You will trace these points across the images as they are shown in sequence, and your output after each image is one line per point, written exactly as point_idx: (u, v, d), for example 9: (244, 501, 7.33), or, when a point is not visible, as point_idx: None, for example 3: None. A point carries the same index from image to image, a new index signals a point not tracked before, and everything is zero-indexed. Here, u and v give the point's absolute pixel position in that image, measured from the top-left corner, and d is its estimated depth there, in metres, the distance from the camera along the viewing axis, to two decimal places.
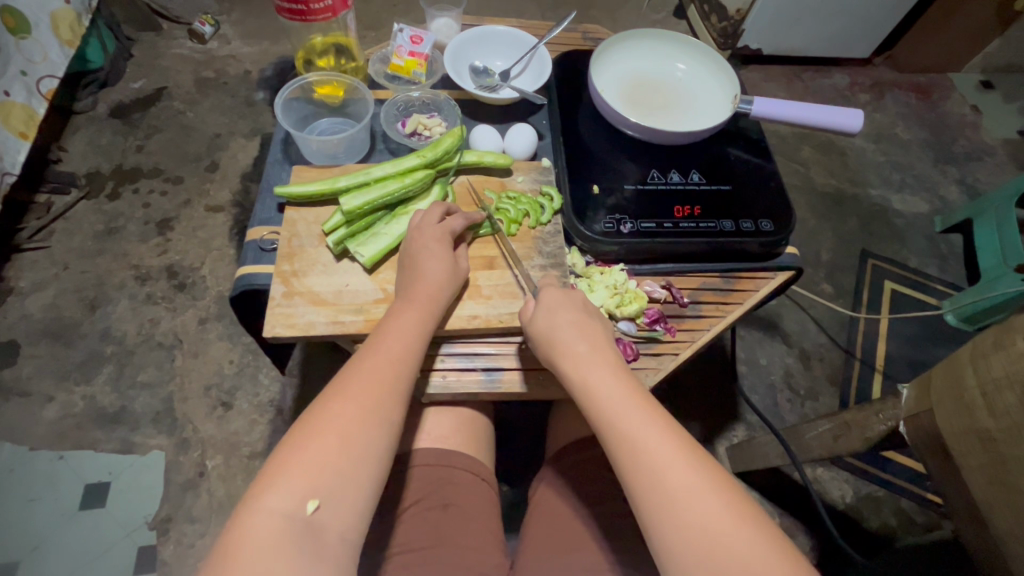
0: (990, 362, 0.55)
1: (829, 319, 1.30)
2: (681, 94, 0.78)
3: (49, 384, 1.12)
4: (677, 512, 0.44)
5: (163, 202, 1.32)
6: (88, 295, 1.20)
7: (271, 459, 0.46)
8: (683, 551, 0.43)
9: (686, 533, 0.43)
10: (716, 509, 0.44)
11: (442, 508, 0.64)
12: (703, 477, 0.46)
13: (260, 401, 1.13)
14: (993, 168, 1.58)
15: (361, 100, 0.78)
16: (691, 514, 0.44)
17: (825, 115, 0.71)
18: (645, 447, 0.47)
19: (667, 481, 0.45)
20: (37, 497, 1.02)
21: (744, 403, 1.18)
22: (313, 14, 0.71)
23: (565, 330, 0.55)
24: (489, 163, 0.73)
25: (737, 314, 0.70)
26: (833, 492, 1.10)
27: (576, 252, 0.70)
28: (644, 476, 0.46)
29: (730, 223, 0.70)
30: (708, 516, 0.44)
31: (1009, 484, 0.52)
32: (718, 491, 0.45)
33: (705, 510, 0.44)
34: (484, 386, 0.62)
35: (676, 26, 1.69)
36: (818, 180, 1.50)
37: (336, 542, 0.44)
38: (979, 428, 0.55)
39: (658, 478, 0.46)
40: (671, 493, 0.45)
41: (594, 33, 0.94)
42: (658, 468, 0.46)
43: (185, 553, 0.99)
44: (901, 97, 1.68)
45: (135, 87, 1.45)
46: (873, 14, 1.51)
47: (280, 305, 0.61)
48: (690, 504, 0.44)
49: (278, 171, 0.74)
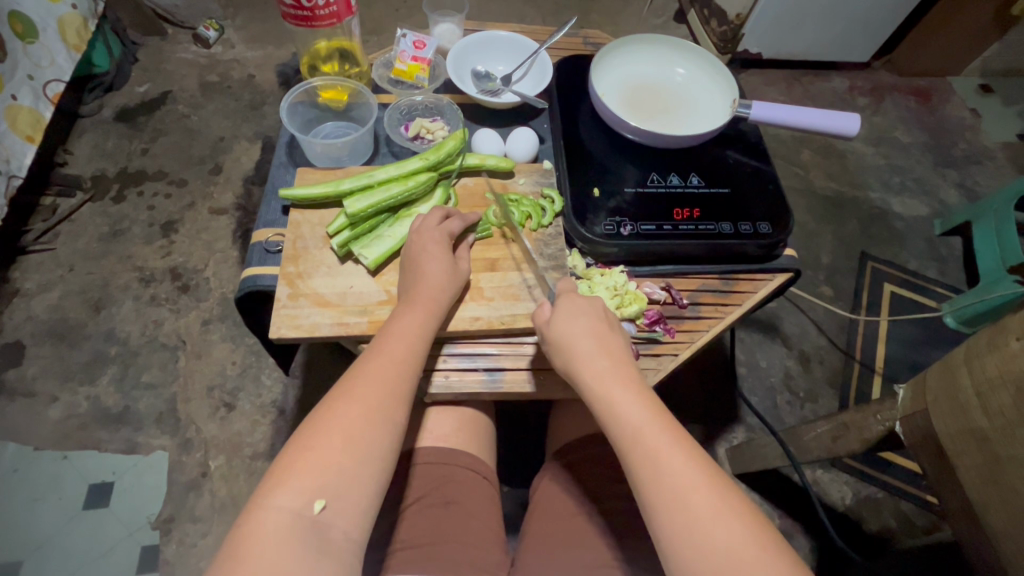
0: (985, 363, 0.56)
1: (828, 321, 1.31)
2: (682, 98, 0.80)
3: (54, 384, 1.13)
4: (693, 530, 0.45)
5: (167, 204, 1.33)
6: (93, 296, 1.22)
7: (281, 455, 0.47)
8: (697, 568, 0.44)
9: (702, 550, 0.44)
10: (732, 526, 0.45)
11: (445, 506, 0.65)
12: (718, 496, 0.46)
13: (263, 403, 1.14)
14: (992, 171, 1.59)
15: (365, 104, 0.80)
16: (707, 530, 0.45)
17: (825, 119, 0.72)
18: (664, 462, 0.48)
19: (686, 498, 0.46)
20: (41, 497, 1.03)
21: (744, 405, 1.18)
22: (319, 20, 0.72)
23: (584, 341, 0.56)
24: (491, 166, 0.74)
25: (736, 315, 0.71)
26: (833, 494, 1.11)
27: (577, 254, 0.71)
28: (661, 491, 0.47)
29: (729, 225, 0.71)
30: (724, 533, 0.44)
31: (1003, 483, 0.53)
32: (735, 511, 0.45)
33: (720, 528, 0.45)
34: (485, 385, 0.63)
35: (676, 30, 1.71)
36: (818, 183, 1.51)
37: (341, 540, 0.45)
38: (973, 427, 0.56)
39: (674, 493, 0.46)
40: (689, 511, 0.45)
41: (595, 38, 0.95)
42: (676, 482, 0.47)
43: (187, 553, 1.00)
44: (900, 101, 1.69)
45: (140, 91, 1.47)
46: (872, 20, 1.52)
47: (286, 306, 0.62)
48: (706, 524, 0.45)
49: (283, 174, 0.75)
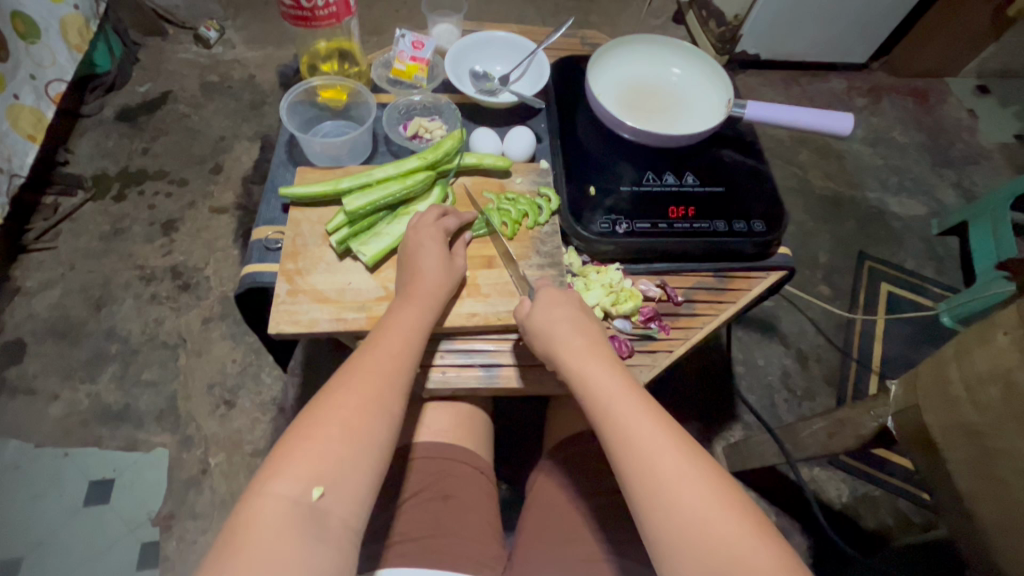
0: (973, 358, 0.56)
1: (825, 320, 1.32)
2: (677, 98, 0.80)
3: (55, 382, 1.13)
4: (668, 500, 0.45)
5: (168, 203, 1.34)
6: (94, 294, 1.22)
7: (278, 445, 0.48)
8: (673, 538, 0.44)
9: (676, 521, 0.44)
10: (706, 495, 0.45)
11: (442, 499, 0.66)
12: (692, 466, 0.47)
13: (263, 400, 1.15)
14: (989, 171, 1.59)
15: (364, 103, 0.80)
16: (683, 502, 0.45)
17: (819, 118, 0.72)
18: (639, 437, 0.48)
19: (660, 470, 0.46)
20: (42, 493, 1.04)
21: (741, 403, 1.19)
22: (318, 20, 0.73)
23: (562, 327, 0.56)
24: (488, 166, 0.75)
25: (730, 312, 0.71)
26: (830, 491, 1.11)
27: (573, 252, 0.72)
28: (637, 465, 0.47)
29: (723, 224, 0.72)
30: (701, 504, 0.45)
31: (994, 477, 0.54)
32: (708, 479, 0.46)
33: (694, 498, 0.45)
34: (482, 381, 0.64)
35: (674, 31, 1.72)
36: (815, 183, 1.52)
37: (339, 528, 0.45)
38: (963, 422, 0.57)
39: (648, 467, 0.47)
40: (664, 481, 0.46)
41: (592, 38, 0.96)
42: (650, 458, 0.47)
43: (188, 549, 1.01)
44: (898, 102, 1.70)
45: (141, 91, 1.48)
46: (869, 22, 1.52)
47: (285, 302, 0.63)
48: (682, 493, 0.45)
49: (283, 173, 0.76)
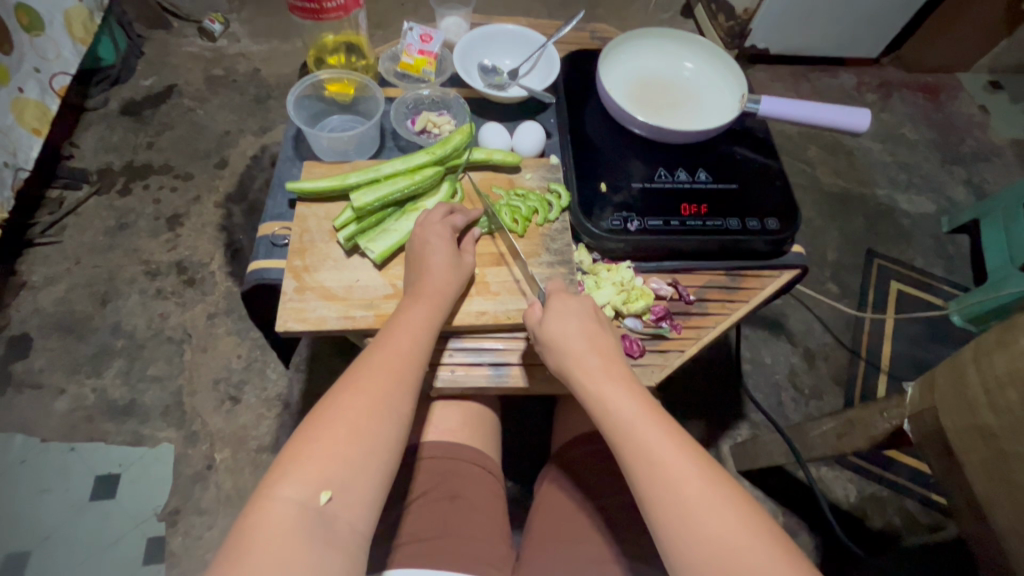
0: (992, 360, 0.55)
1: (834, 319, 1.30)
2: (690, 93, 0.79)
3: (61, 376, 1.13)
4: (687, 517, 0.45)
5: (173, 198, 1.33)
6: (99, 289, 1.22)
7: (287, 447, 0.47)
8: (693, 557, 0.44)
9: (697, 539, 0.44)
10: (727, 515, 0.45)
11: (450, 500, 0.65)
12: (712, 485, 0.46)
13: (268, 396, 1.14)
14: (1001, 169, 1.57)
15: (371, 97, 0.79)
16: (703, 520, 0.44)
17: (832, 114, 0.71)
18: (658, 455, 0.47)
19: (679, 489, 0.46)
20: (47, 489, 1.03)
21: (749, 402, 1.18)
22: (326, 12, 0.72)
23: (575, 340, 0.55)
24: (497, 161, 0.73)
25: (742, 312, 0.70)
26: (837, 491, 1.10)
27: (583, 249, 0.71)
28: (655, 485, 0.47)
29: (736, 221, 0.71)
30: (721, 523, 0.44)
31: (1010, 481, 0.53)
32: (729, 498, 0.45)
33: (716, 517, 0.44)
34: (491, 380, 0.63)
35: (682, 24, 1.69)
36: (825, 180, 1.50)
37: (347, 532, 0.45)
38: (980, 425, 0.56)
39: (671, 486, 0.46)
40: (683, 500, 0.45)
41: (602, 32, 0.95)
42: (671, 476, 0.46)
43: (194, 545, 1.01)
44: (909, 97, 1.68)
45: (145, 84, 1.47)
46: (881, 15, 1.50)
47: (292, 299, 0.62)
48: (702, 512, 0.45)
49: (289, 168, 0.75)
